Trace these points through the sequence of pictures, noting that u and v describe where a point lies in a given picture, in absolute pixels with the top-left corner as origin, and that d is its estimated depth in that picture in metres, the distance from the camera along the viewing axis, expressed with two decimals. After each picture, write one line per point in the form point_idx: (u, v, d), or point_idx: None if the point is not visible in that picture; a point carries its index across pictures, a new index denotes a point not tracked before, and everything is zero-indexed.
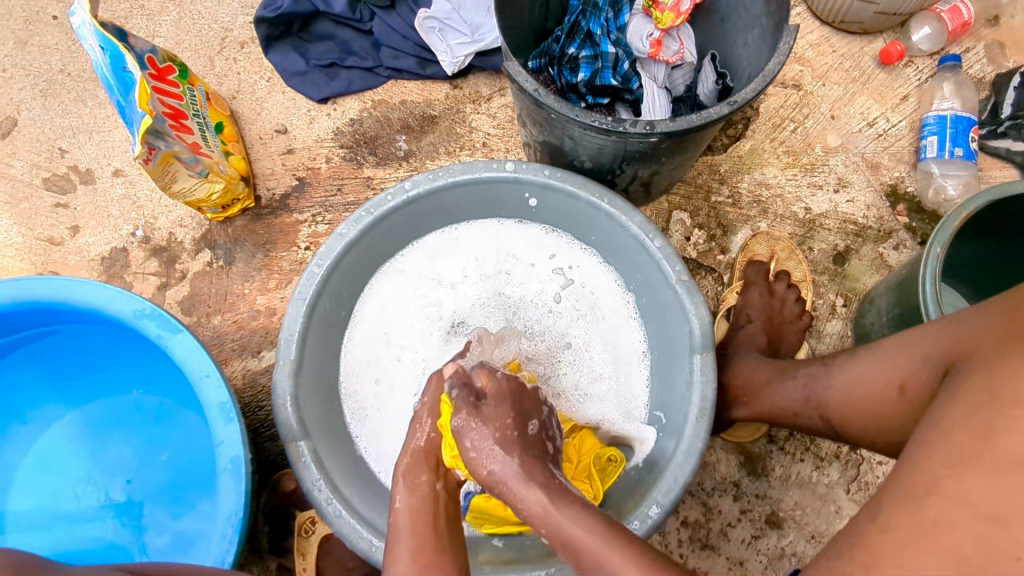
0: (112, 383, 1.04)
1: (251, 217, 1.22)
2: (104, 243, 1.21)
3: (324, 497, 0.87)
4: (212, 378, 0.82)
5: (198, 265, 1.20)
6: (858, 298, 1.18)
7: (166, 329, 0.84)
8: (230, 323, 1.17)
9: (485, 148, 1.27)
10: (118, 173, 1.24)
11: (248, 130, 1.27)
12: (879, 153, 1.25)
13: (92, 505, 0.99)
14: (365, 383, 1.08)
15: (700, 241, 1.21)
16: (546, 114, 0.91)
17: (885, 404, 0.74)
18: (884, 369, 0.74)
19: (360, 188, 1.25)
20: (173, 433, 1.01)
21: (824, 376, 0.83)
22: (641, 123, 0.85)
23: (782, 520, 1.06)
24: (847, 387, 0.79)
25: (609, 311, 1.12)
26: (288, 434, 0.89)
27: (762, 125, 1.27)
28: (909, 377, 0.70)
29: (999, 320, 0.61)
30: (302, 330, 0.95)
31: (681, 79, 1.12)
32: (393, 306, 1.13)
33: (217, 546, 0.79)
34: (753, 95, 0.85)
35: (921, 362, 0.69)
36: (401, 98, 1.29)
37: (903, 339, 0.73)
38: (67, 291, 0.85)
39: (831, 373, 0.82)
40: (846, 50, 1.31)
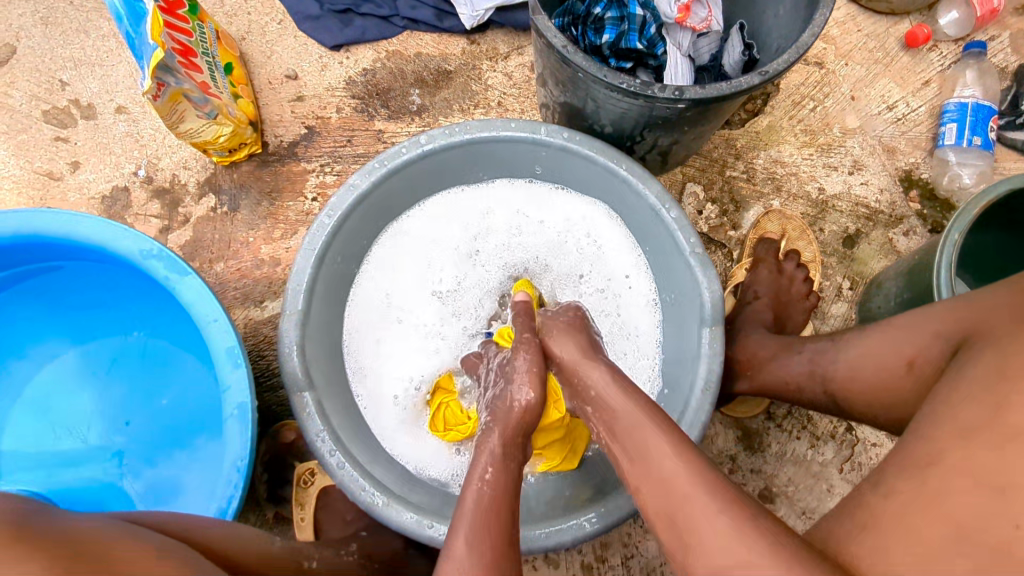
0: (113, 325, 1.03)
1: (257, 163, 1.19)
2: (105, 181, 1.18)
3: (327, 449, 0.87)
4: (221, 322, 0.80)
5: (201, 210, 1.17)
6: (864, 282, 1.18)
7: (173, 271, 0.82)
8: (233, 271, 1.15)
9: (500, 107, 1.25)
10: (120, 110, 1.21)
11: (258, 74, 1.23)
12: (896, 138, 1.24)
13: (88, 446, 0.99)
14: (369, 341, 1.07)
15: (712, 215, 1.20)
16: (570, 73, 0.89)
17: (890, 378, 0.73)
18: (895, 345, 0.74)
19: (370, 141, 1.22)
20: (174, 378, 1.00)
21: (831, 351, 0.83)
22: (669, 88, 0.83)
23: (774, 495, 1.08)
24: (852, 362, 0.79)
25: (619, 273, 1.11)
26: (293, 384, 0.89)
27: (781, 102, 1.25)
28: (920, 352, 0.70)
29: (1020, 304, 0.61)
30: (310, 281, 0.94)
31: (707, 48, 1.09)
32: (398, 265, 1.11)
33: (221, 491, 0.78)
34: (784, 67, 0.84)
35: (932, 338, 0.69)
36: (417, 51, 1.26)
37: (914, 316, 0.73)
38: (73, 226, 0.83)
39: (838, 348, 0.81)
40: (871, 29, 1.29)
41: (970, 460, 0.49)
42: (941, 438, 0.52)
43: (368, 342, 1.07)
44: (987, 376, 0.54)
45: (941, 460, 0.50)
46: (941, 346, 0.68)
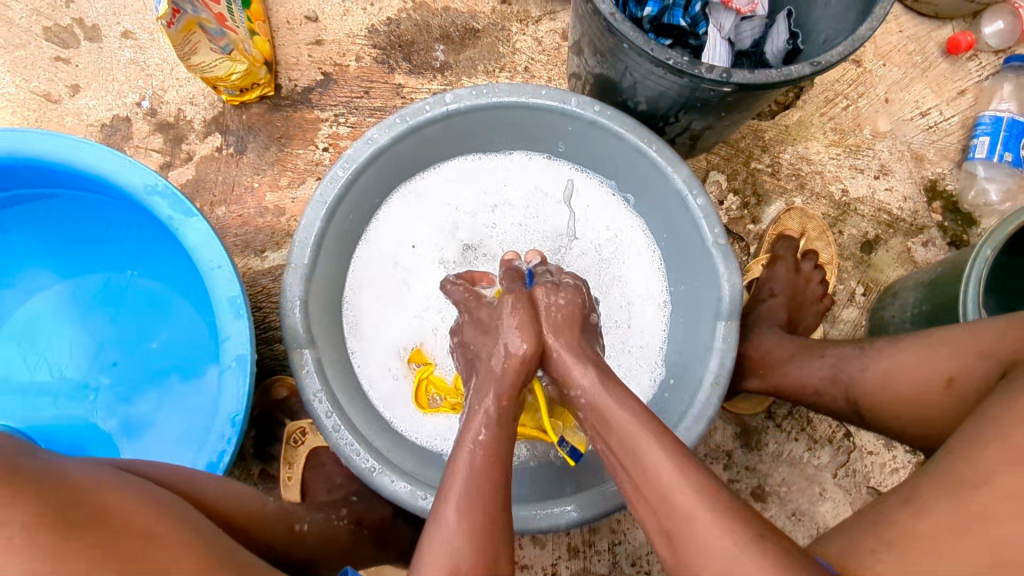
0: (105, 260, 0.98)
1: (268, 106, 1.14)
2: (106, 109, 1.12)
3: (324, 410, 0.84)
4: (224, 270, 0.76)
5: (206, 150, 1.12)
6: (878, 289, 1.16)
7: (178, 211, 0.77)
8: (235, 217, 1.10)
9: (527, 73, 1.20)
10: (127, 35, 1.14)
11: (276, 12, 1.17)
12: (926, 146, 1.22)
13: (70, 384, 0.95)
14: (370, 304, 1.04)
15: (733, 207, 1.17)
16: (614, 42, 0.84)
17: (923, 394, 0.72)
18: (928, 360, 0.72)
19: (388, 94, 1.17)
20: (167, 322, 0.96)
21: (856, 358, 0.81)
22: (718, 69, 0.79)
23: (766, 494, 1.07)
24: (878, 373, 0.77)
25: (632, 260, 1.08)
26: (293, 340, 0.85)
27: (814, 98, 1.22)
28: (961, 370, 0.68)
29: None
30: (319, 235, 0.90)
31: (749, 33, 1.04)
32: (405, 229, 1.07)
33: (213, 444, 0.75)
34: (838, 59, 0.80)
35: (976, 359, 0.67)
36: (445, 5, 1.20)
37: (953, 334, 0.71)
38: (73, 151, 0.78)
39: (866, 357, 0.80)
40: (913, 32, 1.25)
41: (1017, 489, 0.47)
42: (988, 461, 0.50)
43: (369, 305, 1.04)
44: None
45: (986, 482, 0.49)
46: (986, 367, 0.66)
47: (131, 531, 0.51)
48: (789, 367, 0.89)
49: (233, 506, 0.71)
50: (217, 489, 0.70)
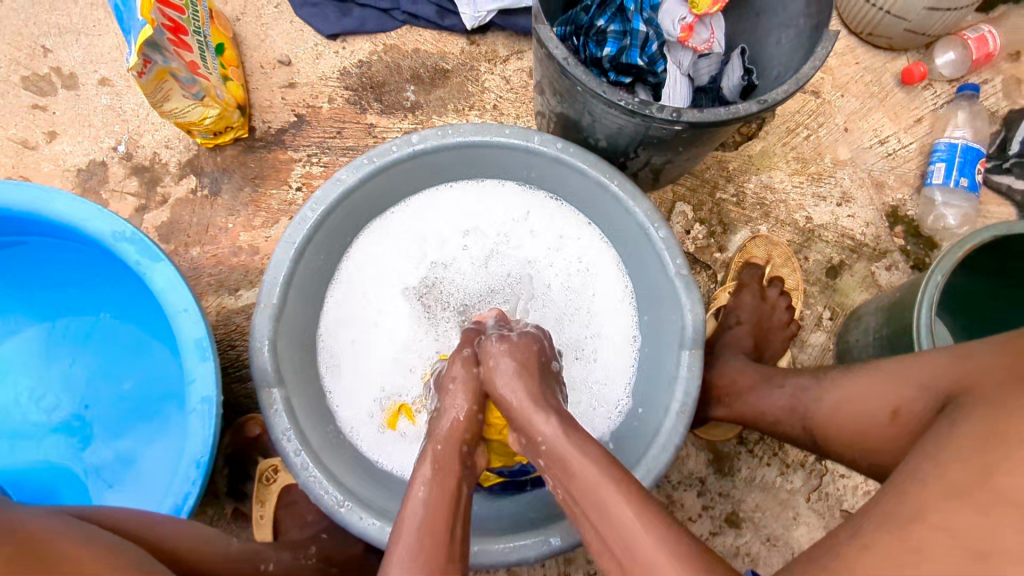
0: (78, 304, 0.99)
1: (242, 148, 1.16)
2: (82, 154, 1.14)
3: (292, 448, 0.85)
4: (191, 313, 0.78)
5: (181, 192, 1.14)
6: (844, 313, 1.19)
7: (145, 256, 0.79)
8: (209, 257, 1.12)
9: (495, 111, 1.23)
10: (104, 83, 1.17)
11: (250, 57, 1.20)
12: (885, 172, 1.25)
13: (39, 427, 0.95)
14: (343, 337, 1.05)
15: (700, 236, 1.20)
16: (570, 85, 0.87)
17: (872, 426, 0.74)
18: (878, 393, 0.74)
19: (360, 134, 1.20)
20: (139, 364, 0.97)
21: (812, 389, 0.83)
22: (668, 109, 0.82)
23: (740, 520, 1.08)
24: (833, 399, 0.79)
25: (602, 292, 1.10)
26: (261, 379, 0.87)
27: (776, 128, 1.25)
28: (903, 403, 0.71)
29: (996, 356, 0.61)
30: (288, 274, 0.92)
31: (707, 70, 1.09)
32: (380, 261, 1.09)
33: (178, 485, 0.76)
34: (783, 97, 0.83)
35: (916, 391, 0.69)
36: (415, 47, 1.23)
37: (897, 364, 0.74)
38: (44, 201, 0.80)
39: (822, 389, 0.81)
40: (869, 63, 1.30)
41: (951, 520, 0.48)
42: (924, 492, 0.51)
43: (343, 338, 1.05)
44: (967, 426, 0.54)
45: (923, 516, 0.49)
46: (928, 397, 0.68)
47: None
48: (752, 394, 0.91)
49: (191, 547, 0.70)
50: (175, 531, 0.69)
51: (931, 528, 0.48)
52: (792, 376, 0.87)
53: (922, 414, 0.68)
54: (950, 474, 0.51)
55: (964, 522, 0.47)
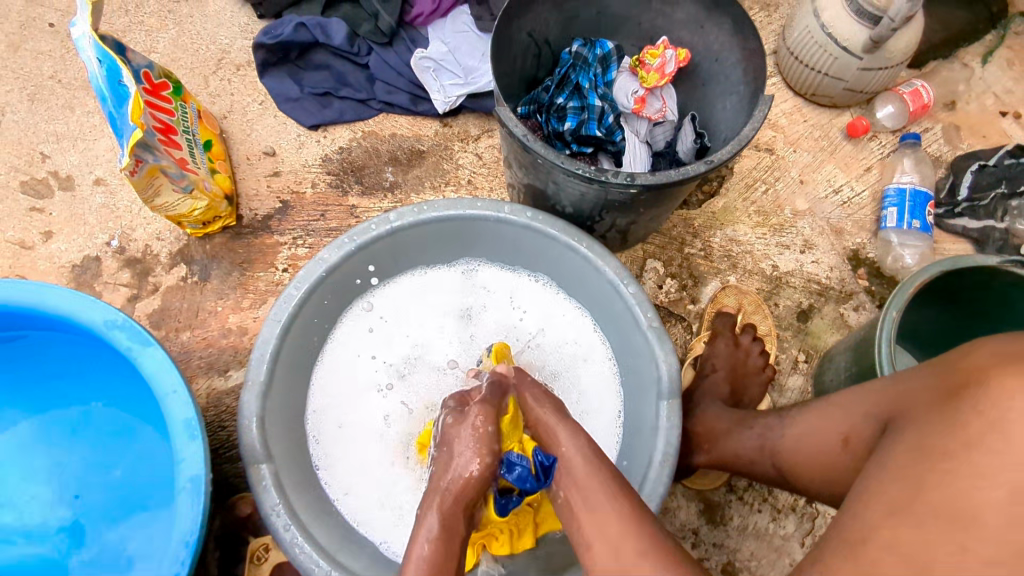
0: (70, 394, 1.01)
1: (230, 236, 1.22)
2: (77, 251, 1.20)
3: (281, 522, 0.86)
4: (180, 394, 0.81)
5: (172, 280, 1.19)
6: (819, 355, 1.22)
7: (136, 342, 0.83)
8: (199, 340, 1.15)
9: (470, 185, 1.30)
10: (98, 182, 1.24)
11: (236, 150, 1.28)
12: (843, 219, 1.32)
13: (28, 521, 0.95)
14: (330, 422, 1.08)
15: (672, 289, 1.24)
16: (533, 159, 0.95)
17: (831, 456, 0.76)
18: (831, 422, 0.77)
19: (343, 215, 1.26)
20: (130, 450, 0.99)
21: (778, 427, 0.86)
22: (621, 174, 0.88)
23: (737, 570, 1.07)
24: (801, 435, 0.82)
25: (586, 353, 1.14)
26: (250, 457, 0.89)
27: (736, 185, 1.33)
28: (853, 431, 0.74)
29: (930, 380, 0.65)
30: (274, 351, 0.95)
31: (662, 136, 1.16)
32: (365, 341, 1.14)
33: (167, 566, 0.76)
34: (729, 157, 0.90)
35: (863, 418, 0.73)
36: (391, 132, 1.32)
37: (848, 397, 0.77)
38: (41, 296, 0.84)
39: (784, 426, 0.85)
40: (816, 120, 1.39)
41: (898, 538, 0.51)
42: (873, 510, 0.54)
43: (330, 423, 1.08)
44: (922, 455, 0.57)
45: (874, 537, 0.52)
46: (871, 425, 0.72)
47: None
48: (728, 439, 0.93)
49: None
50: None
51: (884, 550, 0.51)
52: (765, 420, 0.90)
53: (869, 439, 0.71)
54: (890, 493, 0.55)
55: (918, 546, 0.50)
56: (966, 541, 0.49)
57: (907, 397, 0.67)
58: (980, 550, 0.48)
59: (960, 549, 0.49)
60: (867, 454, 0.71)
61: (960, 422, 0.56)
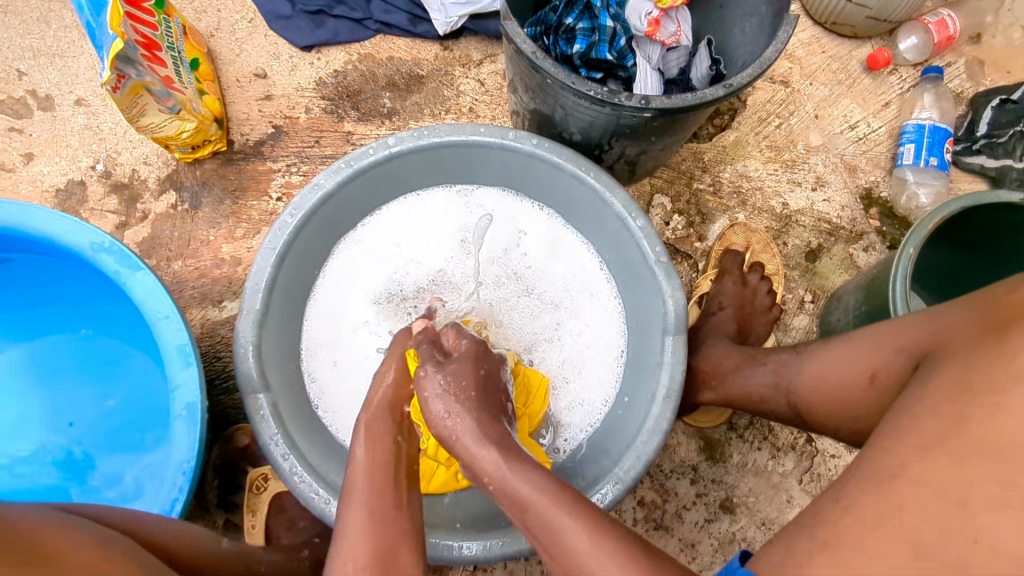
0: (60, 320, 0.98)
1: (221, 162, 1.17)
2: (60, 174, 1.14)
3: (280, 453, 0.85)
4: (172, 320, 0.78)
5: (161, 207, 1.14)
6: (826, 296, 1.20)
7: (124, 266, 0.79)
8: (191, 270, 1.12)
9: (471, 113, 1.24)
10: (79, 103, 1.17)
11: (225, 72, 1.21)
12: (857, 156, 1.27)
13: (22, 449, 0.94)
14: (325, 357, 1.05)
15: (679, 226, 1.21)
16: (543, 83, 0.89)
17: (852, 390, 0.75)
18: (857, 357, 0.75)
19: (338, 142, 1.21)
20: (125, 378, 0.97)
21: (794, 363, 0.84)
22: (636, 97, 0.82)
23: (734, 506, 1.08)
24: (815, 370, 0.80)
25: (587, 287, 1.12)
26: (246, 386, 0.87)
27: (748, 118, 1.27)
28: (881, 366, 0.72)
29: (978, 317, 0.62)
30: (270, 280, 0.92)
31: (676, 62, 1.10)
32: (359, 273, 1.10)
33: (166, 493, 0.75)
34: (749, 81, 0.84)
35: (894, 353, 0.71)
36: (389, 55, 1.25)
37: (876, 331, 0.75)
38: (19, 216, 0.80)
39: (802, 361, 0.83)
40: (835, 52, 1.33)
41: (919, 469, 0.50)
42: (904, 447, 0.53)
43: (324, 353, 1.05)
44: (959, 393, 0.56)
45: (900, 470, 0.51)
46: (902, 360, 0.70)
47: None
48: (735, 375, 0.92)
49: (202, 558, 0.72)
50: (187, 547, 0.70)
51: (912, 484, 0.50)
52: (774, 355, 0.88)
53: (900, 374, 0.69)
54: (925, 428, 0.53)
55: (939, 474, 0.49)
56: (1009, 474, 0.47)
57: (947, 332, 0.64)
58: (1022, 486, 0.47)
59: (1002, 483, 0.47)
60: (897, 390, 0.69)
61: (1000, 350, 0.54)
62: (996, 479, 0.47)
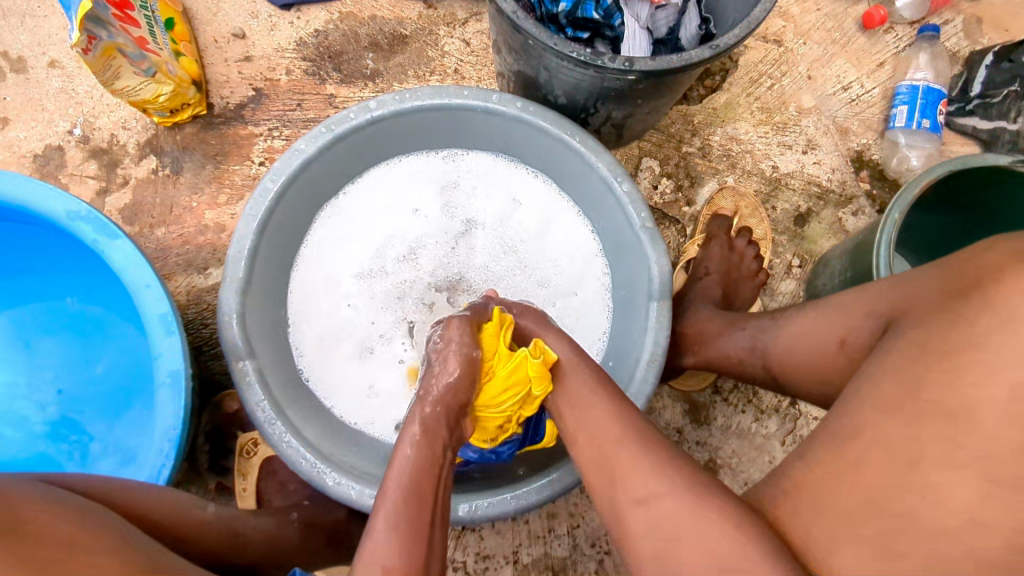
0: (42, 288, 0.98)
1: (201, 125, 1.15)
2: (37, 139, 1.12)
3: (266, 418, 0.86)
4: (153, 289, 0.78)
5: (142, 172, 1.13)
6: (814, 260, 1.19)
7: (103, 234, 0.78)
8: (175, 237, 1.11)
9: (457, 75, 1.22)
10: (54, 65, 1.14)
11: (203, 32, 1.18)
12: (849, 118, 1.25)
13: (12, 415, 0.95)
14: (311, 322, 1.05)
15: (667, 191, 1.20)
16: (527, 44, 0.87)
17: (825, 356, 0.75)
18: (830, 323, 0.75)
19: (321, 105, 1.18)
20: (111, 346, 0.97)
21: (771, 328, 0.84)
22: (620, 59, 0.80)
23: (717, 467, 1.10)
24: (790, 338, 0.81)
25: (575, 253, 1.11)
26: (232, 353, 0.87)
27: (740, 79, 1.25)
28: (850, 332, 0.72)
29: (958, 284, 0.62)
30: (252, 247, 0.92)
31: (664, 21, 1.04)
32: (345, 238, 1.09)
33: (153, 459, 0.76)
34: (735, 42, 0.81)
35: (864, 317, 0.71)
36: (371, 13, 1.21)
37: (850, 296, 0.74)
38: None
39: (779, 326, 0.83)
40: (830, 9, 1.29)
41: (884, 434, 0.52)
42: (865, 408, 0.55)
43: (313, 324, 1.05)
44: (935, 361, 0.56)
45: (867, 433, 0.53)
46: (870, 325, 0.70)
47: (55, 543, 0.50)
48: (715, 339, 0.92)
49: (190, 526, 0.73)
50: (173, 515, 0.72)
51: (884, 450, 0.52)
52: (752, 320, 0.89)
53: (870, 339, 0.69)
54: (886, 391, 0.54)
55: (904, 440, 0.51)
56: (957, 435, 0.49)
57: (915, 299, 0.64)
58: (989, 450, 0.48)
59: (951, 443, 0.49)
60: (867, 354, 0.69)
61: (963, 313, 0.55)
62: (956, 443, 0.49)
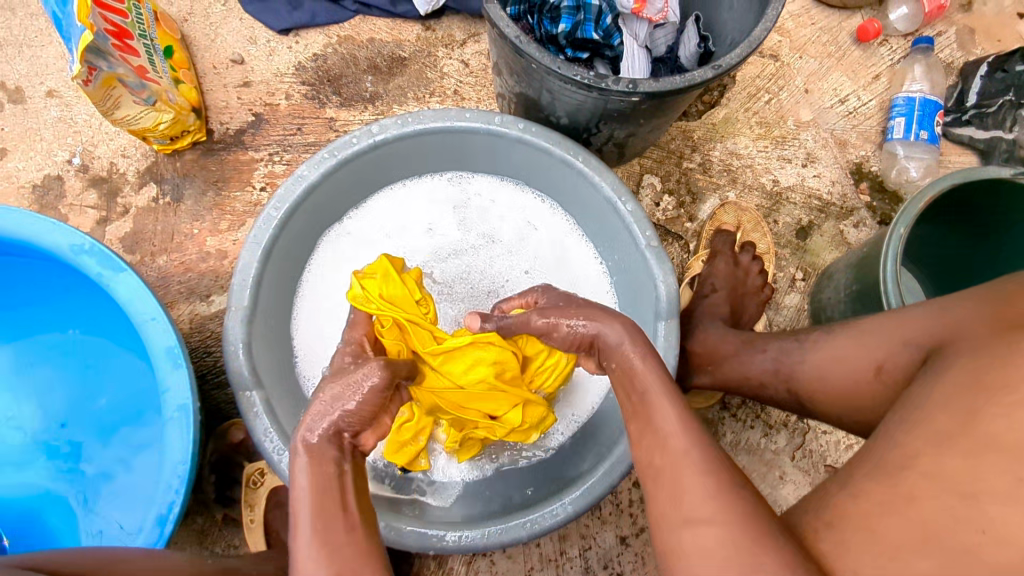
0: (43, 320, 0.97)
1: (201, 152, 1.14)
2: (36, 169, 1.11)
3: (275, 449, 0.85)
4: (159, 322, 0.77)
5: (142, 201, 1.12)
6: (817, 273, 1.20)
7: (107, 268, 0.77)
8: (176, 265, 1.10)
9: (456, 96, 1.22)
10: (51, 94, 1.14)
11: (201, 58, 1.18)
12: (848, 131, 1.26)
13: (19, 452, 0.94)
14: (315, 352, 1.04)
15: (669, 207, 1.20)
16: (530, 68, 0.87)
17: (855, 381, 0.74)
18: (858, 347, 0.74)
19: (321, 129, 1.18)
20: (114, 378, 0.96)
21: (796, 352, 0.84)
22: (623, 80, 0.80)
23: None
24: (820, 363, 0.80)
25: (580, 273, 1.11)
26: (238, 383, 0.86)
27: (738, 94, 1.25)
28: (887, 357, 0.72)
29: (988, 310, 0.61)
30: (258, 275, 0.91)
31: (664, 39, 1.07)
32: (347, 266, 1.08)
33: (161, 497, 0.75)
34: (737, 62, 0.82)
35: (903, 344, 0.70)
36: (370, 36, 1.21)
37: (893, 322, 0.73)
38: None
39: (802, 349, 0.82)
40: (825, 23, 1.30)
41: (942, 469, 0.48)
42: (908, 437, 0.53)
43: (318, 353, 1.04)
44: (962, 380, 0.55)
45: (913, 465, 0.50)
46: (909, 353, 0.70)
47: None
48: (737, 359, 0.92)
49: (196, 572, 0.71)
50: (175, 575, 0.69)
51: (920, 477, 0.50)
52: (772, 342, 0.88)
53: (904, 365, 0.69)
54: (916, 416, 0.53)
55: (955, 470, 0.48)
56: (1016, 466, 0.46)
57: (960, 329, 0.63)
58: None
59: (1016, 477, 0.46)
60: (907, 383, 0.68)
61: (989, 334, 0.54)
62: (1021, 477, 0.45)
